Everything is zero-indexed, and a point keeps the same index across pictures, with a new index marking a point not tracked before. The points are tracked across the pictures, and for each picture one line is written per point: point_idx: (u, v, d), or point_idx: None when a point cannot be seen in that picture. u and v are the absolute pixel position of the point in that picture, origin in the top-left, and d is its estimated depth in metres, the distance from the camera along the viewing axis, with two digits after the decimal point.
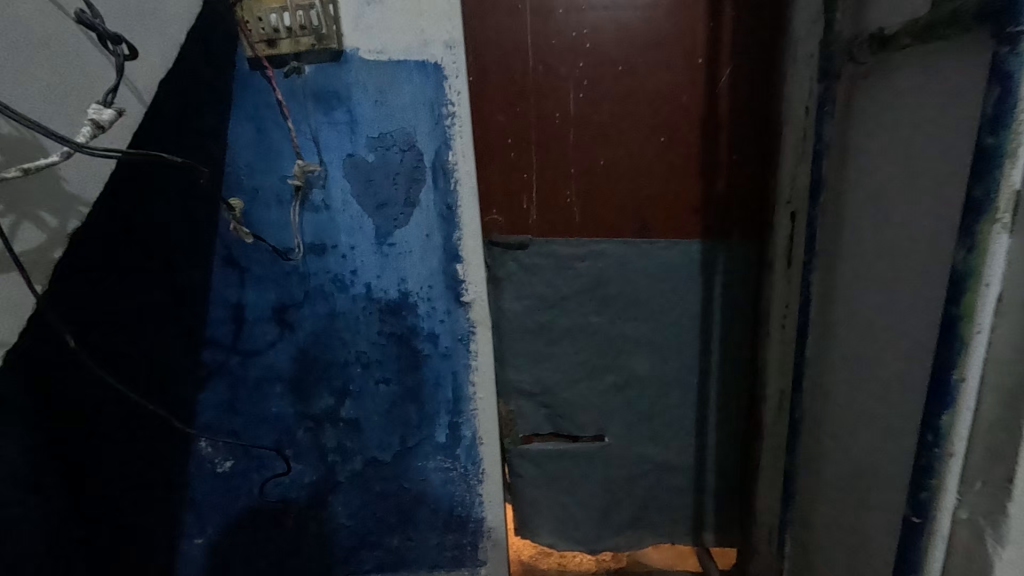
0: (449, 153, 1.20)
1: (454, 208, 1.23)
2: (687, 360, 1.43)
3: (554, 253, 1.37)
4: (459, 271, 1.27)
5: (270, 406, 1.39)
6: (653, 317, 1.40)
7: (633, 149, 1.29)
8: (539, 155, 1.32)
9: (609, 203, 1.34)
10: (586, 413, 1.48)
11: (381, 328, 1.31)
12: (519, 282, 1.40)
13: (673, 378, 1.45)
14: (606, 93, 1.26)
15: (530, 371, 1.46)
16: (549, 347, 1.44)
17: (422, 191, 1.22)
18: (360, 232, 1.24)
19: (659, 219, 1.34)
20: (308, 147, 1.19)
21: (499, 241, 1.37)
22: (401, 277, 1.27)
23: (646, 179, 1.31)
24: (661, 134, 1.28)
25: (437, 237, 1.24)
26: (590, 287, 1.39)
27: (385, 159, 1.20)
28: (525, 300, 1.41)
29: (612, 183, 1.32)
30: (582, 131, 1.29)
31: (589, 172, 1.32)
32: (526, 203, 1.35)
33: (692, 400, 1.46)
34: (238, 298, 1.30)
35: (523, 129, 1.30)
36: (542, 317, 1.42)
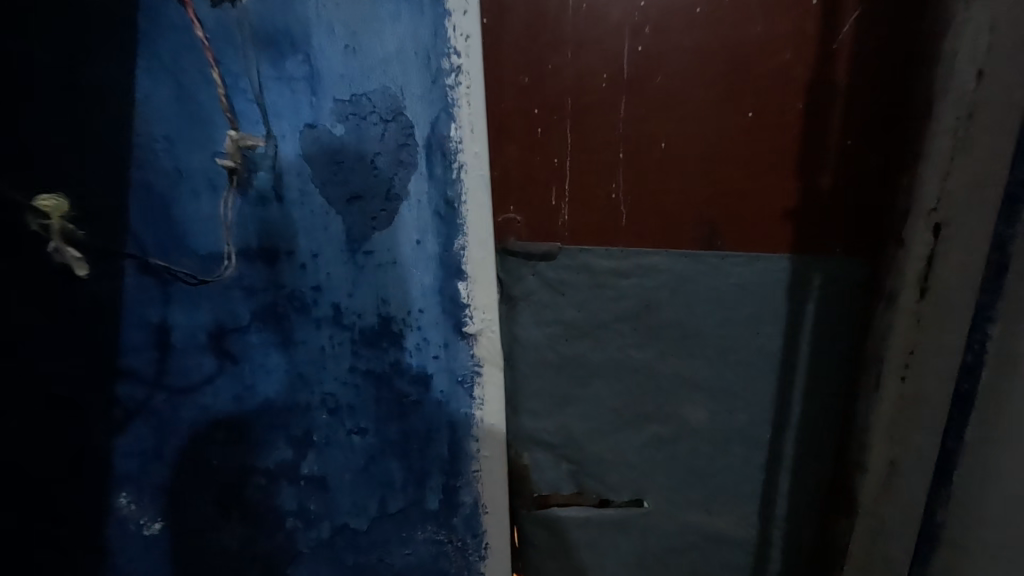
0: (452, 126, 0.84)
1: (455, 205, 0.87)
2: (758, 412, 1.09)
3: (589, 267, 1.02)
4: (461, 292, 0.92)
5: (209, 456, 1.06)
6: (717, 355, 1.06)
7: (706, 128, 0.93)
8: (574, 133, 0.97)
9: (669, 202, 0.98)
10: (620, 472, 1.15)
11: (354, 363, 0.97)
12: (541, 303, 1.06)
13: (737, 433, 1.11)
14: (673, 46, 0.90)
15: (551, 417, 1.13)
16: (578, 387, 1.10)
17: (412, 179, 0.86)
18: (327, 236, 0.89)
19: (733, 225, 0.98)
20: (250, 113, 0.83)
21: (516, 249, 1.03)
22: (382, 297, 0.93)
23: (721, 170, 0.96)
24: (748, 106, 0.92)
25: (432, 244, 0.89)
26: (635, 313, 1.04)
27: (360, 132, 0.84)
28: (548, 327, 1.07)
29: (674, 174, 0.97)
30: (636, 100, 0.93)
31: (643, 158, 0.96)
32: (554, 199, 1.01)
33: (760, 463, 1.12)
34: (161, 317, 0.96)
35: (552, 97, 0.95)
36: (569, 349, 1.08)
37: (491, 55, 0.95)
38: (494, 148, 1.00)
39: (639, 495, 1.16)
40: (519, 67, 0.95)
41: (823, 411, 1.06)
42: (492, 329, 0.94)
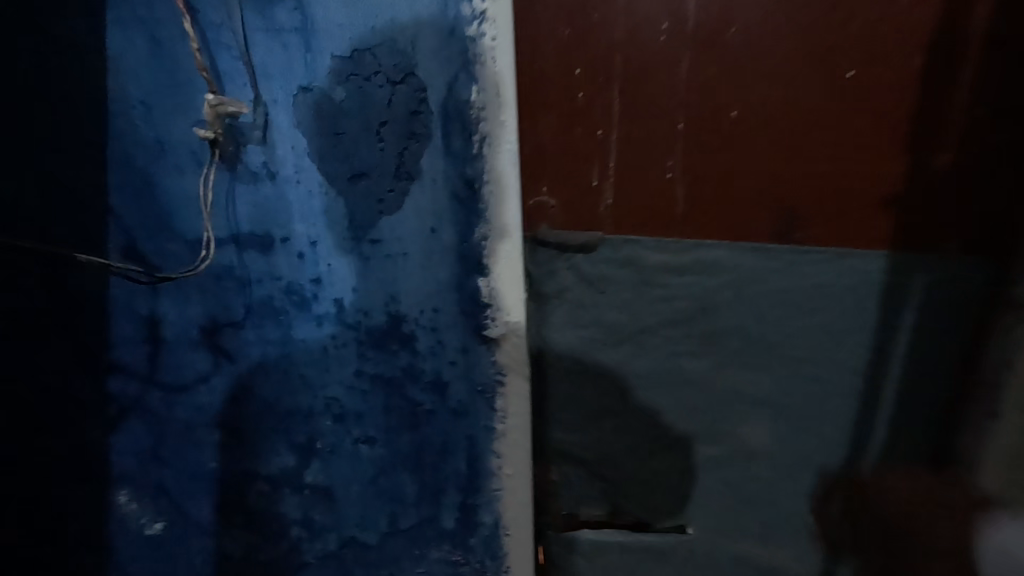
0: (473, 90, 0.68)
1: (477, 186, 0.72)
2: (831, 437, 0.92)
3: (633, 262, 0.87)
4: (483, 290, 0.77)
5: (208, 458, 0.97)
6: (785, 368, 0.89)
7: (793, 91, 0.77)
8: (622, 100, 0.81)
9: (736, 183, 0.82)
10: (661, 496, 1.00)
11: (361, 366, 0.85)
12: (576, 303, 0.91)
13: (805, 459, 0.94)
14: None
15: (584, 432, 0.98)
16: (616, 399, 0.96)
17: (425, 155, 0.71)
18: (328, 221, 0.76)
19: (818, 213, 0.81)
20: (237, 74, 0.70)
21: (548, 240, 0.88)
22: (391, 294, 0.79)
23: (805, 143, 0.79)
24: (845, 64, 0.76)
25: (449, 233, 0.75)
26: (687, 316, 0.88)
27: (362, 97, 0.69)
28: (584, 330, 0.92)
29: (745, 149, 0.80)
30: (702, 59, 0.77)
31: (707, 130, 0.80)
32: (595, 180, 0.85)
33: (832, 496, 0.95)
34: (150, 310, 0.86)
35: (595, 54, 0.79)
36: (608, 357, 0.93)
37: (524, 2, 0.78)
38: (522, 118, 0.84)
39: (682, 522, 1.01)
40: (559, 16, 0.78)
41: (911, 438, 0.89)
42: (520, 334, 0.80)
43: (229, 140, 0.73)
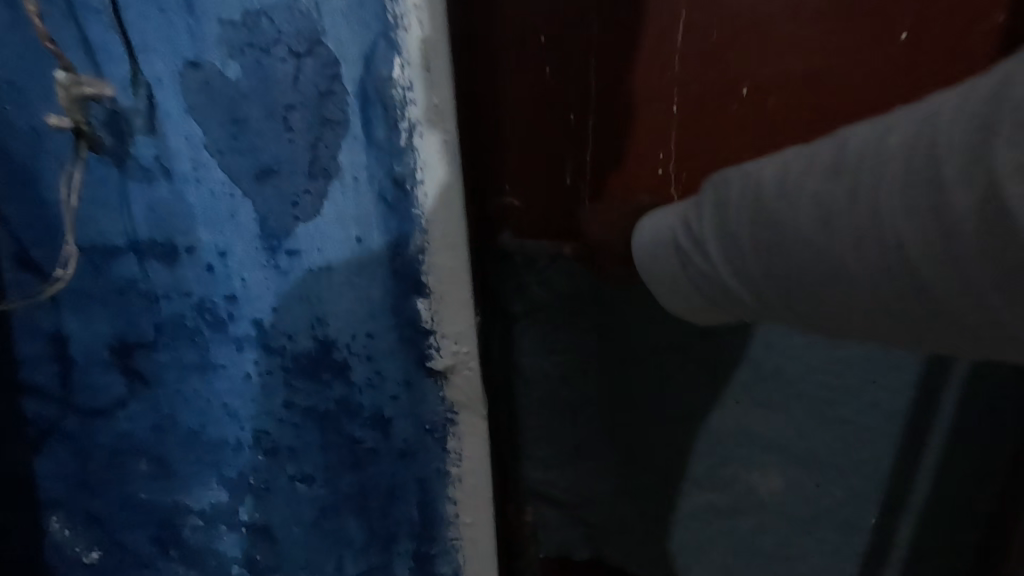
0: (393, 64, 0.53)
1: (407, 187, 0.57)
2: (856, 486, 0.76)
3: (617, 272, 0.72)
4: (423, 315, 0.63)
5: (137, 488, 0.86)
6: (802, 400, 0.74)
7: (822, 60, 0.64)
8: (606, 74, 0.67)
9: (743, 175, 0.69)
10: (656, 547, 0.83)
11: (290, 397, 0.72)
12: (549, 323, 0.76)
13: (828, 514, 0.78)
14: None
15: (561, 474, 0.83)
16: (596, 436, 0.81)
17: (343, 148, 0.57)
18: (236, 229, 0.63)
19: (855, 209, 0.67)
20: (110, 47, 0.56)
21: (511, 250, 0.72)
22: (317, 315, 0.66)
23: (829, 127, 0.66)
24: (886, 29, 0.63)
25: (378, 246, 0.60)
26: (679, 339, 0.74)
27: (260, 73, 0.55)
28: (556, 354, 0.77)
29: (756, 133, 0.67)
30: (709, 22, 0.64)
31: (712, 110, 0.67)
32: (570, 176, 0.71)
33: (864, 556, 0.78)
34: (54, 326, 0.74)
35: (569, 18, 0.65)
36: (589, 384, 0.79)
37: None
38: (477, 101, 0.68)
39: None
40: None
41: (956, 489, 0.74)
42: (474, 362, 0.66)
43: (97, 128, 0.59)
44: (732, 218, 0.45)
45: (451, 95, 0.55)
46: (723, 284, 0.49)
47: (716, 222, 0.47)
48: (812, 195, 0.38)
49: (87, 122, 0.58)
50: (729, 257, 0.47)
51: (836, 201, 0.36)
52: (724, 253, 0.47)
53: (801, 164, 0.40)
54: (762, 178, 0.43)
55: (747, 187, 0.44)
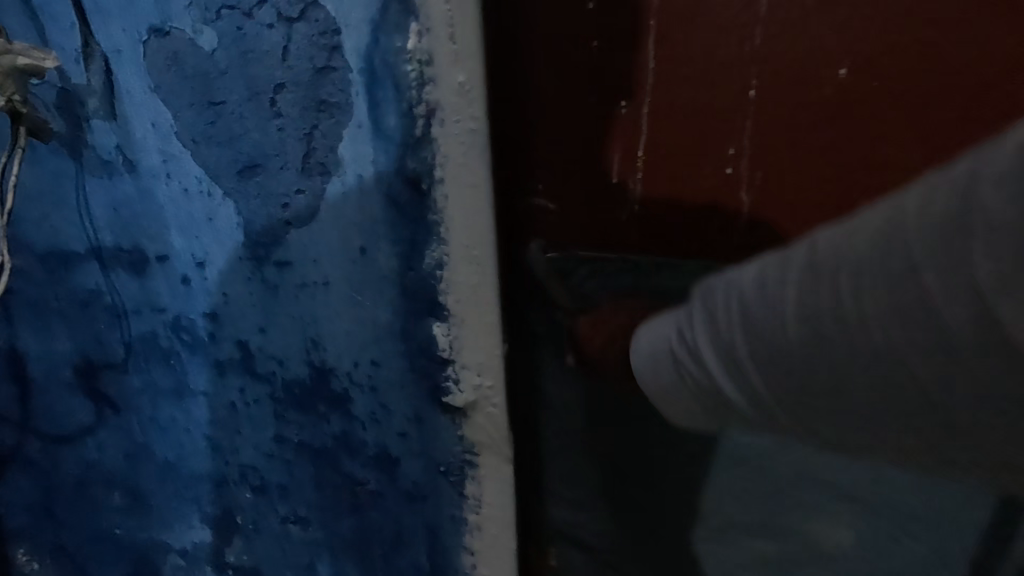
0: (409, 32, 0.41)
1: (424, 187, 0.46)
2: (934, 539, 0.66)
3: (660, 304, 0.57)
4: (440, 342, 0.52)
5: (108, 524, 0.75)
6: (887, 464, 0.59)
7: (961, 3, 0.47)
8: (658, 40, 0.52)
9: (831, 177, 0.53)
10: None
11: (281, 429, 0.62)
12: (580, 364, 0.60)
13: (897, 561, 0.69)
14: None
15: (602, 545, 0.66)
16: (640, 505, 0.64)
17: (344, 138, 0.46)
18: (215, 234, 0.52)
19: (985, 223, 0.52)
20: (59, 10, 0.46)
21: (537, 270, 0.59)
22: (312, 338, 0.55)
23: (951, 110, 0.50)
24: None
25: (386, 257, 0.50)
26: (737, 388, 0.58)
27: (241, 43, 0.44)
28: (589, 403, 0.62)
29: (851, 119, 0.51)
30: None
31: (798, 88, 0.51)
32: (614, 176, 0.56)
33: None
34: (12, 340, 0.64)
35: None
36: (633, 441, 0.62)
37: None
38: (500, 80, 0.54)
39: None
40: None
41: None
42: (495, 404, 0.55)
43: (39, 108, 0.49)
44: (722, 323, 0.36)
45: (482, 74, 0.43)
46: (722, 400, 0.38)
47: (708, 329, 0.38)
48: (797, 307, 0.31)
49: (27, 101, 0.49)
50: (728, 372, 0.37)
51: (820, 308, 0.31)
52: (721, 367, 0.37)
53: (778, 268, 0.33)
54: (740, 285, 0.35)
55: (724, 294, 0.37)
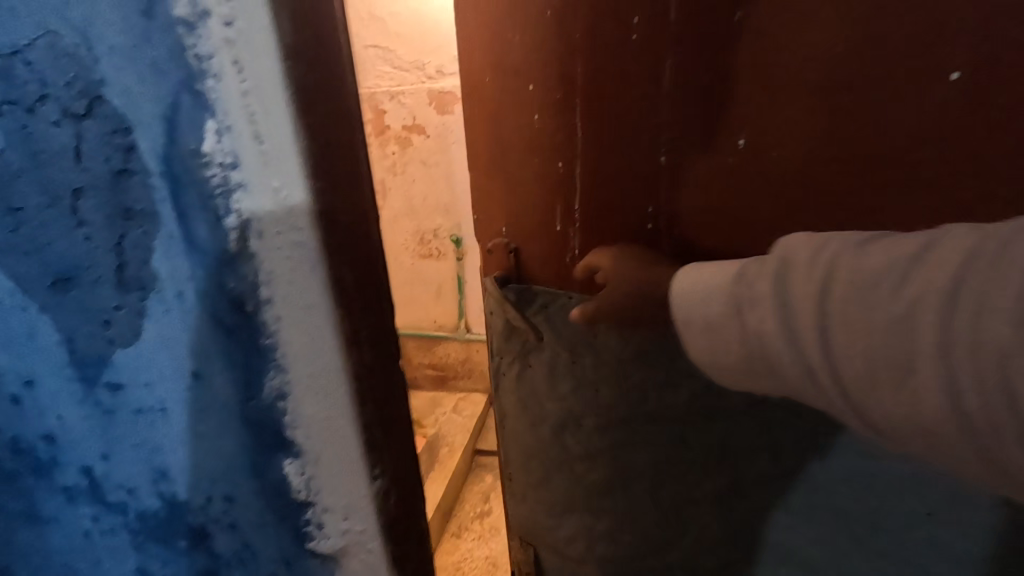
0: (207, 132, 0.33)
1: (251, 312, 0.38)
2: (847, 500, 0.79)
3: (586, 331, 0.89)
4: (293, 482, 0.43)
5: None
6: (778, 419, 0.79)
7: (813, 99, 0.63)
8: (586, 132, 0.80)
9: (732, 216, 0.73)
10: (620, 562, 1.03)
11: (143, 563, 0.53)
12: (554, 352, 0.94)
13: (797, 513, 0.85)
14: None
15: (549, 509, 1.08)
16: (575, 473, 1.01)
17: (156, 250, 0.38)
18: (40, 352, 0.44)
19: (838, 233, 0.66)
20: None
21: (525, 291, 0.93)
22: (158, 469, 0.47)
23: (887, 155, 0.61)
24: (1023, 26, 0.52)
25: (224, 383, 0.41)
26: (645, 398, 0.88)
27: (29, 142, 0.36)
28: (562, 394, 0.96)
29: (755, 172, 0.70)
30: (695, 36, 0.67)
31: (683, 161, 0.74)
32: (560, 223, 0.87)
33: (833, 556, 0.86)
34: None
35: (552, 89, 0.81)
36: (577, 405, 0.95)
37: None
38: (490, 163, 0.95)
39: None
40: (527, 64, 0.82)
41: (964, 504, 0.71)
42: (495, 359, 1.06)
43: None
44: (797, 290, 0.57)
45: (305, 178, 0.34)
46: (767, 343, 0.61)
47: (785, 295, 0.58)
48: (890, 289, 0.51)
49: None
50: (788, 322, 0.58)
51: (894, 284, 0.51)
52: (785, 320, 0.58)
53: (889, 252, 0.52)
54: (810, 256, 0.57)
55: (791, 264, 0.59)
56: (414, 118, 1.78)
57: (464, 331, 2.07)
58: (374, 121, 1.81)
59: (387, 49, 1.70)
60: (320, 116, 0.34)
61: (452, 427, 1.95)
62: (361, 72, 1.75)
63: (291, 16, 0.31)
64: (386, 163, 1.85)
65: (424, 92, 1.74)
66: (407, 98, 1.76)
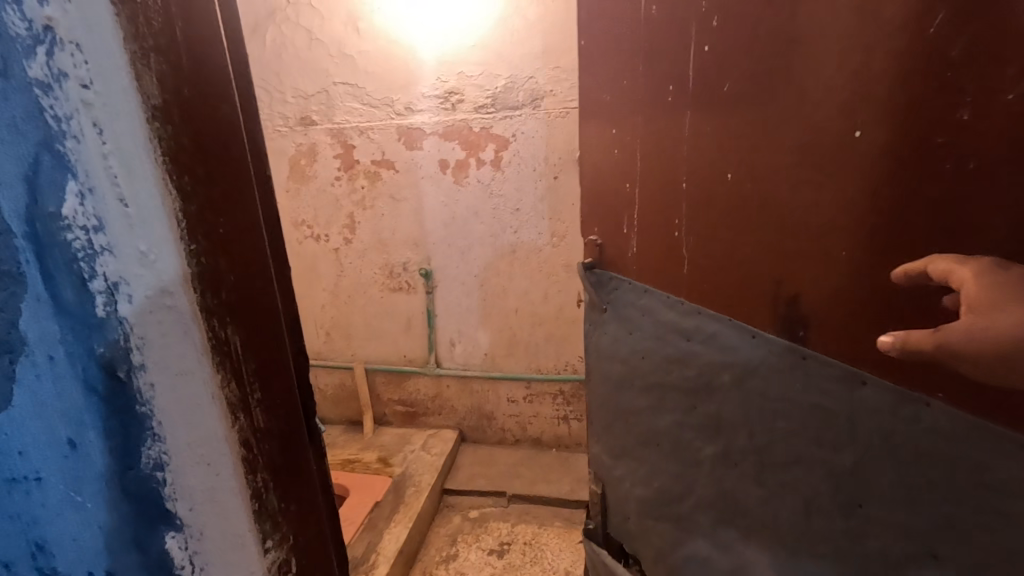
0: (68, 194, 0.32)
1: (128, 380, 0.36)
2: (834, 456, 0.55)
3: (642, 319, 0.78)
4: (175, 558, 0.40)
5: None
6: (770, 380, 0.60)
7: (741, 137, 0.62)
8: (645, 169, 0.75)
9: (720, 250, 0.67)
10: (659, 515, 0.80)
11: None
12: (619, 328, 0.83)
13: (786, 486, 0.61)
14: (748, 38, 0.59)
15: (609, 448, 0.91)
16: (638, 424, 0.82)
17: (23, 313, 0.33)
18: None
19: (806, 288, 0.59)
20: None
21: (603, 276, 0.85)
22: (35, 541, 0.38)
23: (860, 218, 0.53)
24: (921, 79, 0.47)
25: (100, 455, 0.37)
26: (692, 389, 0.70)
27: None
28: (624, 359, 0.82)
29: (726, 207, 0.66)
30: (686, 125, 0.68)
31: (671, 191, 0.72)
32: (626, 227, 0.81)
33: (878, 564, 0.54)
34: None
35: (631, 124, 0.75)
36: (635, 409, 0.82)
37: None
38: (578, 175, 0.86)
39: (703, 555, 0.73)
40: None
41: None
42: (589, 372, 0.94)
43: None
44: None
45: (176, 237, 0.34)
46: None
47: None
48: None
49: None
50: None
51: None
52: None
53: None
54: None
55: None
56: (383, 153, 1.73)
57: (435, 366, 1.92)
58: (344, 155, 1.77)
59: (357, 85, 1.69)
60: (199, 177, 0.34)
61: (420, 465, 1.80)
62: (332, 108, 1.73)
63: (161, 78, 0.32)
64: (354, 198, 1.80)
65: (393, 128, 1.69)
66: (376, 134, 1.72)
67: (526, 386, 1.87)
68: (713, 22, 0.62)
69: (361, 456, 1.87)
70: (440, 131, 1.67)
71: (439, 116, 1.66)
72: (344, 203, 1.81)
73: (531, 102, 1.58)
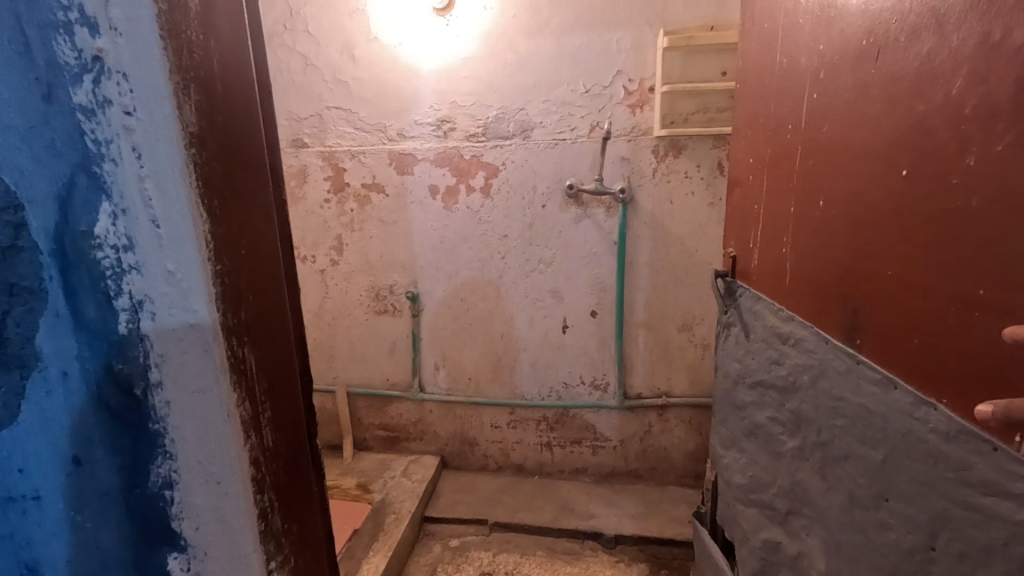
0: (100, 214, 0.33)
1: (149, 395, 0.36)
2: (871, 452, 0.55)
3: (756, 323, 0.83)
4: None
5: None
6: (836, 380, 0.61)
7: (824, 170, 0.65)
8: (771, 191, 0.80)
9: (809, 268, 0.69)
10: (750, 501, 0.84)
11: None
12: (742, 328, 0.89)
13: (839, 478, 0.61)
14: (842, 91, 0.61)
15: (723, 439, 0.97)
16: (745, 418, 0.87)
17: (41, 330, 0.33)
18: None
19: (863, 320, 0.58)
20: None
21: (733, 284, 0.93)
22: (25, 563, 0.36)
23: (907, 252, 0.51)
24: (949, 128, 0.45)
25: (107, 475, 0.37)
26: (784, 387, 0.73)
27: None
28: (741, 359, 0.87)
29: (815, 227, 0.67)
30: (800, 160, 0.71)
31: (782, 211, 0.77)
32: (754, 243, 0.87)
33: (895, 554, 0.53)
34: None
35: (763, 154, 0.83)
36: (744, 405, 0.87)
37: (771, 46, 0.80)
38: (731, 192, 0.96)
39: (779, 540, 0.76)
40: None
41: (1006, 480, 0.39)
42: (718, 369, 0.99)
43: None
44: None
45: (203, 258, 0.35)
46: None
47: None
48: None
49: None
50: None
51: None
52: None
53: None
54: None
55: None
56: (373, 177, 1.75)
57: (418, 391, 1.90)
58: (334, 178, 1.78)
59: (351, 110, 1.72)
60: (227, 201, 0.36)
61: (399, 493, 1.76)
62: (323, 131, 1.75)
63: (198, 109, 0.33)
64: (342, 220, 1.81)
65: (385, 153, 1.72)
66: (367, 157, 1.74)
67: (510, 412, 1.87)
68: (820, 76, 0.66)
69: (340, 481, 1.83)
70: (431, 157, 1.70)
71: (431, 143, 1.69)
72: (333, 225, 1.82)
73: (521, 132, 1.63)
